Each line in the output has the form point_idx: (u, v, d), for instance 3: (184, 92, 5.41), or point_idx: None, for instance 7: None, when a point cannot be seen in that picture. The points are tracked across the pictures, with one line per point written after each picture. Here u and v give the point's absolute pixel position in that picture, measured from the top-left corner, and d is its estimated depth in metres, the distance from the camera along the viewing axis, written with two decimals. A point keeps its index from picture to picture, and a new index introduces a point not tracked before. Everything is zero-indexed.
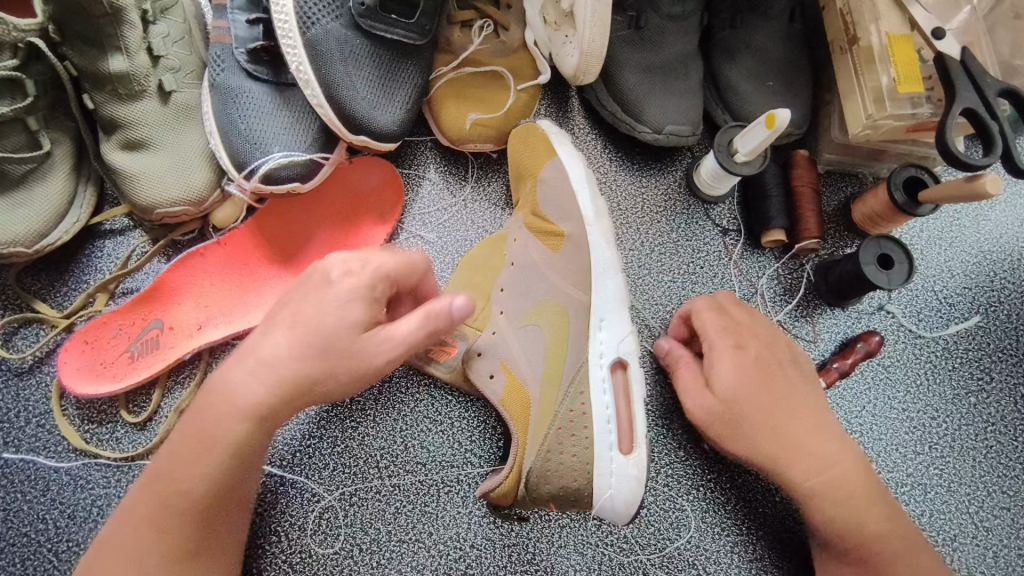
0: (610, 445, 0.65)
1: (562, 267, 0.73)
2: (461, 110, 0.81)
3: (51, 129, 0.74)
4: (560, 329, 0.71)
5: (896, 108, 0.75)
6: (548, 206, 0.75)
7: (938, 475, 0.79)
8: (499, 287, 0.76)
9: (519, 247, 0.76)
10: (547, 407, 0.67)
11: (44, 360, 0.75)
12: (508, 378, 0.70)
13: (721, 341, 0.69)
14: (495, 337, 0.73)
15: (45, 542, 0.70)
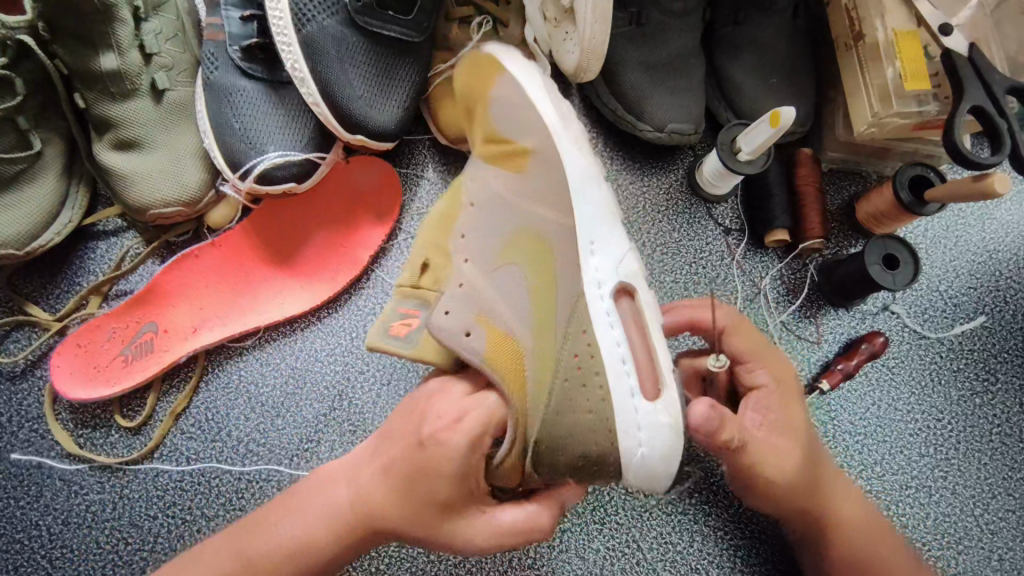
0: (630, 392, 0.55)
1: (529, 189, 0.64)
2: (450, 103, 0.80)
3: (42, 128, 0.73)
4: (540, 257, 0.62)
5: (902, 105, 0.74)
6: (506, 124, 0.68)
7: (943, 477, 0.78)
8: (460, 237, 0.67)
9: (479, 186, 0.68)
10: (544, 353, 0.58)
11: (37, 363, 0.74)
12: (487, 331, 0.59)
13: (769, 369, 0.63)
14: (462, 289, 0.62)
15: (39, 548, 0.69)
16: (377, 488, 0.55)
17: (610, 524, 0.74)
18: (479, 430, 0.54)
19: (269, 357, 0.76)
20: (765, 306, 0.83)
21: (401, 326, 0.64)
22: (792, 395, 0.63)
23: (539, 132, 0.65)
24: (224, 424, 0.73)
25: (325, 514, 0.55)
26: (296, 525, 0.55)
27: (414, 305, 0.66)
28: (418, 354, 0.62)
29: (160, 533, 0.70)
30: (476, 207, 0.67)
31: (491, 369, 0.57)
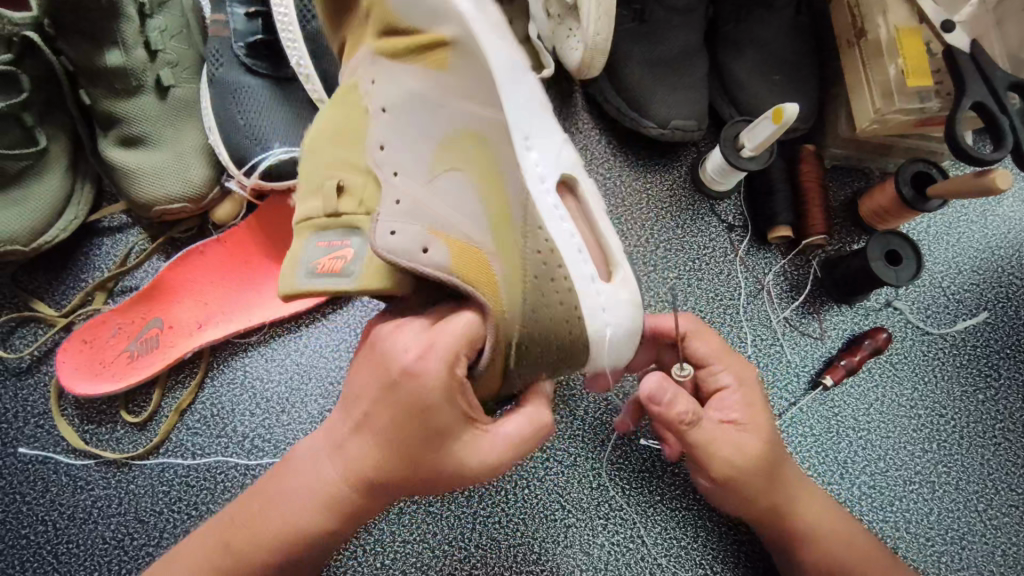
0: (591, 278, 0.57)
1: (454, 81, 0.57)
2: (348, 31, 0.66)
3: (47, 125, 0.73)
4: (479, 155, 0.57)
5: (904, 102, 0.74)
6: (408, 12, 0.58)
7: (946, 472, 0.78)
8: (376, 146, 0.57)
9: (385, 88, 0.60)
10: (506, 251, 0.54)
11: (43, 360, 0.74)
12: (444, 241, 0.53)
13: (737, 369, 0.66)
14: (403, 205, 0.54)
15: (45, 544, 0.69)
16: (355, 452, 0.52)
17: (614, 520, 0.74)
18: (458, 346, 0.50)
19: (275, 353, 0.76)
20: (768, 302, 0.83)
21: (332, 263, 0.54)
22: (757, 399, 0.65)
23: (451, 10, 0.56)
24: (230, 420, 0.73)
25: (308, 492, 0.53)
26: (280, 509, 0.53)
27: (343, 236, 0.55)
28: (369, 286, 0.51)
29: (166, 529, 0.70)
30: (389, 113, 0.59)
31: (465, 284, 0.52)
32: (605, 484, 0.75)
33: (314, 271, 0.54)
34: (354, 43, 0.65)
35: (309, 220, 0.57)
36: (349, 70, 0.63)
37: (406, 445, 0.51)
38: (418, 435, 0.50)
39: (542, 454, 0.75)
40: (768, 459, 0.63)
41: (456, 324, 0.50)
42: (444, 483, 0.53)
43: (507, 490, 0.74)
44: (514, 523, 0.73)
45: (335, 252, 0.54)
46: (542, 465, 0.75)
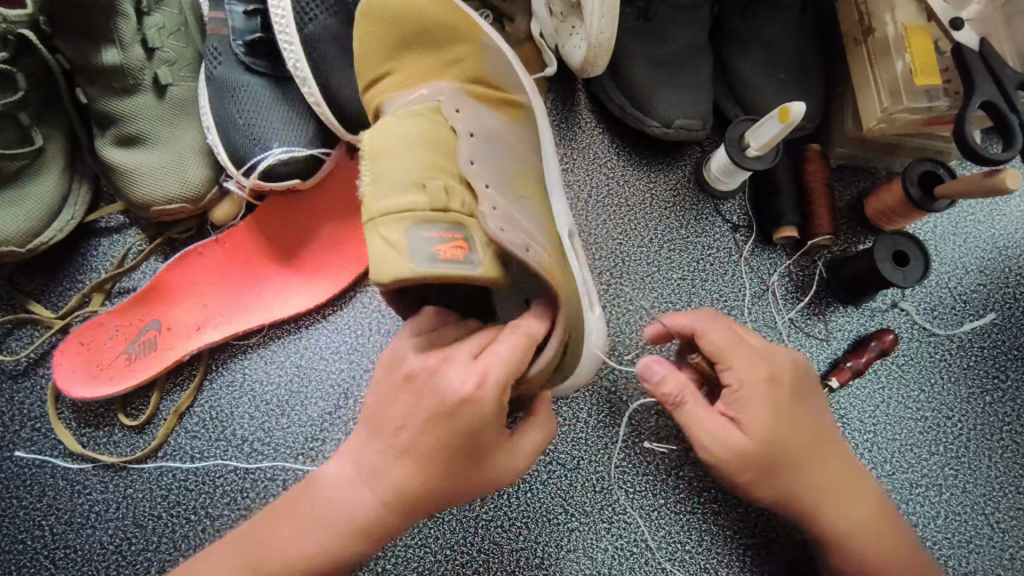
0: (591, 300, 0.66)
1: (519, 136, 0.68)
2: (397, 54, 0.66)
3: (43, 124, 0.72)
4: (539, 195, 0.66)
5: (911, 101, 0.73)
6: (496, 71, 0.68)
7: (953, 475, 0.77)
8: (467, 160, 0.60)
9: (469, 118, 0.64)
10: (563, 270, 0.61)
11: (39, 362, 0.73)
12: (539, 248, 0.58)
13: (755, 360, 0.60)
14: (499, 210, 0.58)
15: (42, 549, 0.68)
16: (393, 477, 0.53)
17: (618, 524, 0.73)
18: (509, 374, 0.51)
19: (274, 355, 0.75)
20: (773, 303, 0.82)
21: (450, 252, 0.52)
22: (776, 393, 0.59)
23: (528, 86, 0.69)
24: (228, 423, 0.73)
25: (346, 518, 0.54)
26: (315, 538, 0.54)
27: (449, 228, 0.54)
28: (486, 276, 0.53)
29: (164, 533, 0.69)
30: (478, 138, 0.63)
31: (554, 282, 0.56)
32: (609, 487, 0.74)
33: (435, 258, 0.51)
34: (412, 73, 0.66)
35: (408, 212, 0.53)
36: (422, 94, 0.64)
37: (446, 467, 0.53)
38: (459, 457, 0.53)
39: (546, 457, 0.74)
40: (766, 454, 0.59)
41: (505, 346, 0.52)
42: (478, 490, 0.56)
43: (510, 493, 0.73)
44: (517, 527, 0.73)
45: (451, 240, 0.53)
46: (545, 468, 0.74)
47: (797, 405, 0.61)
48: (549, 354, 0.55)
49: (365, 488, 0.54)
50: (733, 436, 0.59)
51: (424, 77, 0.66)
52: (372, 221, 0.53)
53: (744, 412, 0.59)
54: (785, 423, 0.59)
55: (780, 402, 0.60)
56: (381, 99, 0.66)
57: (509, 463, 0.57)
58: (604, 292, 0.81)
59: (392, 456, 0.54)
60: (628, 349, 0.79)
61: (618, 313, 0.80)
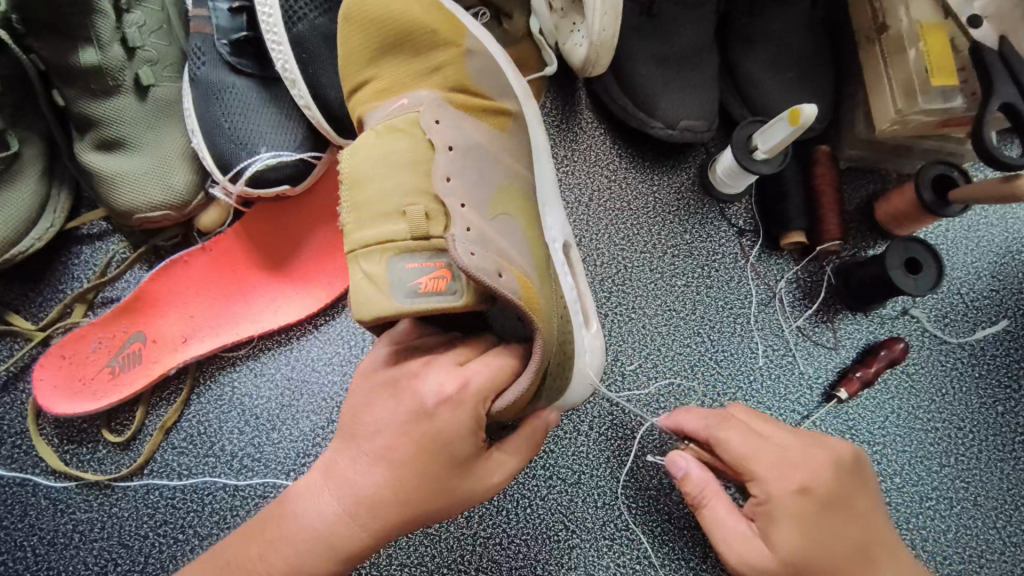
0: (581, 323, 0.62)
1: (509, 146, 0.63)
2: (375, 59, 0.63)
3: (19, 128, 0.69)
4: (525, 210, 0.62)
5: (927, 102, 0.70)
6: (482, 77, 0.63)
7: (965, 488, 0.75)
8: (443, 176, 0.57)
9: (450, 129, 0.59)
10: (548, 293, 0.57)
11: (19, 375, 0.71)
12: (516, 274, 0.54)
13: (783, 470, 0.56)
14: (472, 232, 0.54)
15: (24, 571, 0.66)
16: (366, 488, 0.50)
17: (620, 540, 0.71)
18: (489, 385, 0.51)
19: (264, 367, 0.72)
20: (780, 310, 0.79)
21: (434, 281, 0.51)
22: (809, 509, 0.55)
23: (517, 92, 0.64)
24: (217, 439, 0.70)
25: (316, 530, 0.50)
26: (283, 552, 0.50)
27: (431, 257, 0.53)
28: (467, 305, 0.52)
29: (151, 553, 0.67)
30: (456, 150, 0.58)
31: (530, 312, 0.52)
32: (612, 503, 0.72)
33: (416, 292, 0.51)
34: (390, 80, 0.63)
35: (386, 244, 0.53)
36: (399, 103, 0.61)
37: (422, 479, 0.50)
38: (445, 471, 0.51)
39: (545, 472, 0.72)
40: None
41: (480, 369, 0.51)
42: (454, 508, 0.54)
43: (509, 510, 0.71)
44: (516, 545, 0.70)
45: (436, 269, 0.52)
46: (545, 484, 0.72)
47: (841, 514, 0.56)
48: (520, 388, 0.51)
49: (335, 499, 0.51)
50: (757, 554, 0.56)
51: (405, 84, 0.63)
52: (353, 254, 0.53)
53: (770, 530, 0.55)
54: (826, 537, 0.54)
55: (815, 516, 0.55)
56: (361, 110, 0.64)
57: (488, 479, 0.54)
58: (605, 300, 0.78)
59: (368, 466, 0.51)
60: (630, 359, 0.76)
61: (620, 322, 0.78)
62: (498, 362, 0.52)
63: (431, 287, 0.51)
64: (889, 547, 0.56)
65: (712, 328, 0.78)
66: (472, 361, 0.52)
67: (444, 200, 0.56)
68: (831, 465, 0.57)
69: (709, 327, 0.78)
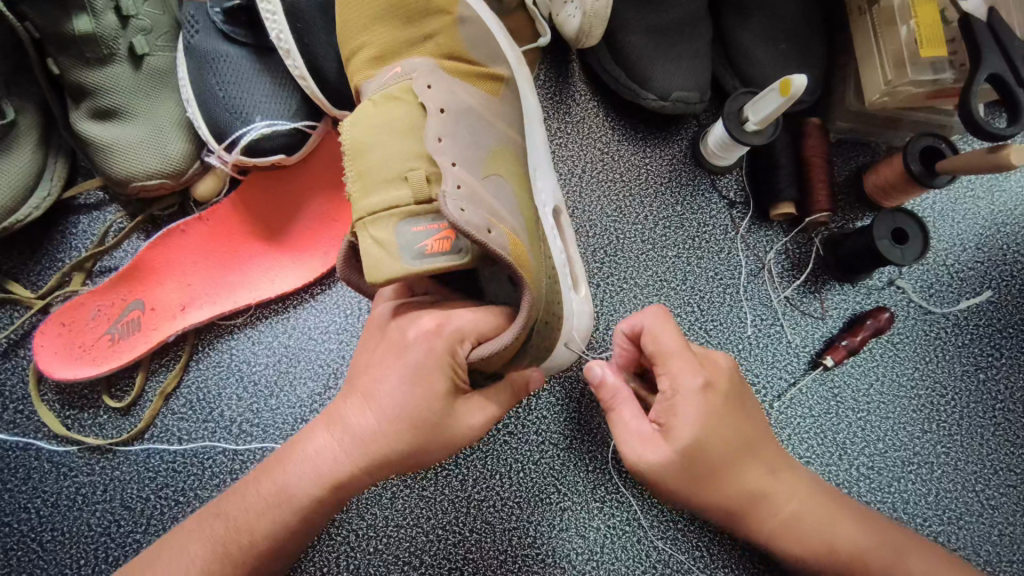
0: (569, 287, 0.64)
1: (501, 112, 0.64)
2: (371, 24, 0.63)
3: (15, 97, 0.69)
4: (517, 174, 0.63)
5: (917, 74, 0.71)
6: (473, 45, 0.64)
7: (945, 453, 0.77)
8: (434, 137, 0.57)
9: (443, 93, 0.60)
10: (535, 252, 0.58)
11: (20, 343, 0.72)
12: (505, 232, 0.55)
13: (693, 365, 0.56)
14: (463, 189, 0.55)
15: (29, 532, 0.67)
16: (358, 426, 0.52)
17: (611, 503, 0.73)
18: (467, 332, 0.52)
19: (262, 335, 0.74)
20: (769, 282, 0.81)
21: (439, 241, 0.53)
22: (715, 398, 0.56)
23: (510, 60, 0.65)
24: (216, 405, 0.71)
25: (311, 455, 0.52)
26: (274, 475, 0.52)
27: (434, 219, 0.54)
28: (465, 265, 0.53)
29: (153, 515, 0.69)
30: (449, 113, 0.59)
31: (516, 267, 0.52)
32: (602, 467, 0.74)
33: (423, 253, 0.52)
34: (383, 46, 0.63)
35: (391, 209, 0.53)
36: (394, 71, 0.61)
37: (414, 425, 0.51)
38: (438, 424, 0.52)
39: (538, 437, 0.74)
40: (695, 460, 0.55)
41: (464, 317, 0.53)
42: (442, 454, 0.54)
43: (502, 474, 0.73)
44: (509, 507, 0.72)
45: (441, 230, 0.53)
46: (537, 449, 0.74)
47: (733, 408, 0.57)
48: (506, 339, 0.51)
49: (330, 435, 0.52)
50: (656, 451, 0.55)
51: (401, 52, 0.63)
52: (361, 221, 0.54)
53: (674, 420, 0.55)
54: (721, 429, 0.55)
55: (720, 411, 0.56)
56: (358, 79, 0.64)
57: (478, 423, 0.55)
58: (597, 270, 0.79)
59: (362, 405, 0.52)
60: None
61: (612, 291, 0.79)
62: (484, 316, 0.54)
63: (436, 246, 0.52)
64: (767, 433, 0.60)
65: (702, 298, 0.80)
66: (458, 312, 0.54)
67: (436, 160, 0.56)
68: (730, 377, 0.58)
69: (699, 296, 0.80)
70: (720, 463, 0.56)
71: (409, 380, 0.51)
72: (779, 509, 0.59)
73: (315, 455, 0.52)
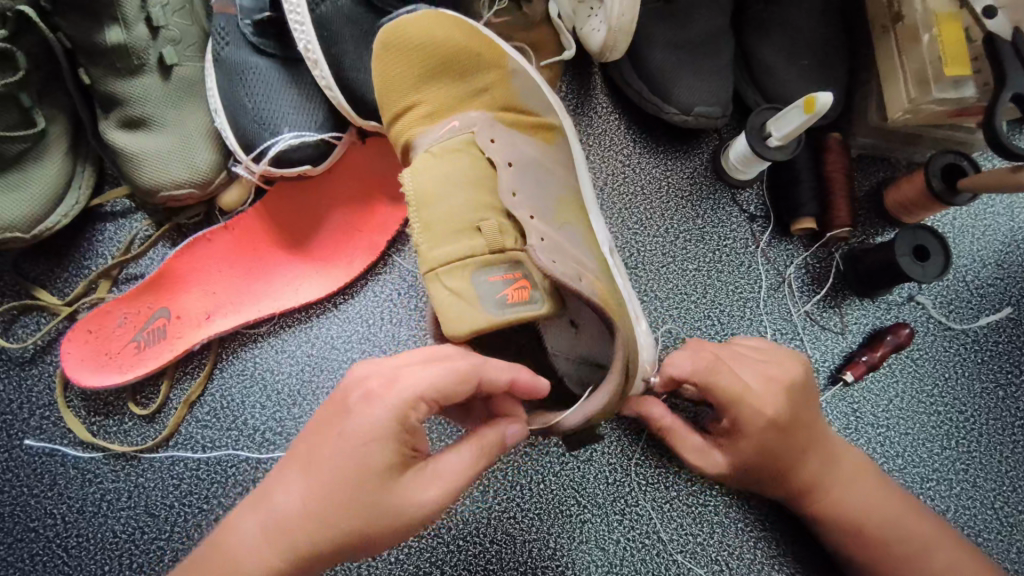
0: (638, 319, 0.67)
1: (561, 159, 0.68)
2: (422, 83, 0.65)
3: (46, 106, 0.70)
4: (583, 217, 0.67)
5: (940, 91, 0.71)
6: (526, 96, 0.67)
7: (964, 470, 0.77)
8: (508, 192, 0.61)
9: (506, 148, 0.64)
10: (613, 289, 0.62)
11: (46, 349, 0.72)
12: (592, 279, 0.58)
13: (755, 386, 0.60)
14: (546, 241, 0.60)
15: (54, 537, 0.68)
16: (285, 506, 0.49)
17: (631, 515, 0.73)
18: (422, 393, 0.49)
19: (285, 344, 0.74)
20: (789, 296, 0.81)
21: (515, 292, 0.55)
22: (777, 415, 0.60)
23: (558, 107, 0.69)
24: (240, 413, 0.72)
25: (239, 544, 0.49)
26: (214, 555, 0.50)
27: (508, 269, 0.57)
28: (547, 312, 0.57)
29: (177, 522, 0.69)
30: (516, 166, 0.63)
31: (608, 311, 0.56)
32: (622, 478, 0.74)
33: (504, 302, 0.55)
34: (438, 105, 0.66)
35: (466, 259, 0.56)
36: (452, 125, 0.65)
37: (341, 497, 0.49)
38: (368, 493, 0.49)
39: (559, 449, 0.74)
40: (746, 466, 0.62)
41: (416, 376, 0.50)
42: (384, 532, 0.49)
43: (523, 485, 0.73)
44: (530, 519, 0.73)
45: (514, 280, 0.57)
46: (558, 460, 0.74)
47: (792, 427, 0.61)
48: (608, 390, 0.53)
49: (254, 514, 0.50)
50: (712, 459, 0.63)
51: (452, 106, 0.66)
52: (433, 272, 0.56)
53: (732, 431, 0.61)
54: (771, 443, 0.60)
55: (776, 425, 0.60)
56: (409, 133, 0.66)
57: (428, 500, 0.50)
58: None
59: (292, 476, 0.50)
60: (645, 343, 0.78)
61: None
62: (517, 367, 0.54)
63: (513, 294, 0.55)
64: (825, 442, 0.64)
65: (722, 312, 0.80)
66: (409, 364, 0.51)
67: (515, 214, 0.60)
68: (790, 389, 0.61)
69: (720, 310, 0.80)
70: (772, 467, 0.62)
71: (341, 449, 0.49)
72: (834, 505, 0.63)
73: (243, 536, 0.50)
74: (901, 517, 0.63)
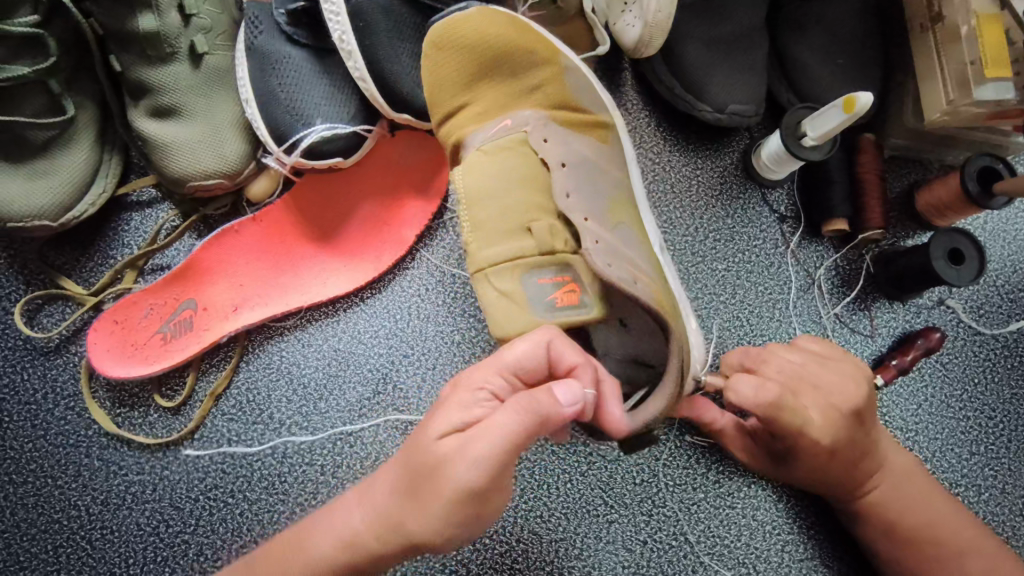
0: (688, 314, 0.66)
1: (614, 159, 0.67)
2: (472, 85, 0.65)
3: (74, 93, 0.69)
4: (636, 219, 0.66)
5: (980, 93, 0.71)
6: (581, 93, 0.66)
7: (994, 476, 0.77)
8: (562, 194, 0.62)
9: (559, 147, 0.64)
10: (666, 291, 0.62)
11: (72, 339, 0.71)
12: (648, 283, 0.59)
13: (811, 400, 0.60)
14: (601, 244, 0.60)
15: (79, 529, 0.67)
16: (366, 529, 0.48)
17: (658, 517, 0.72)
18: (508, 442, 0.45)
19: (311, 338, 0.73)
20: (819, 298, 0.80)
21: (564, 296, 0.58)
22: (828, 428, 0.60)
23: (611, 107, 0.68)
24: (266, 407, 0.71)
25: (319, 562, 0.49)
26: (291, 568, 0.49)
27: (559, 271, 0.59)
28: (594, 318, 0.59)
29: (202, 516, 0.68)
30: (569, 166, 0.63)
31: (664, 314, 0.56)
32: (649, 479, 0.73)
33: (553, 305, 0.58)
34: (489, 104, 0.65)
35: (517, 259, 0.59)
36: (504, 124, 0.64)
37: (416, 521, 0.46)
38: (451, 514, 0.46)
39: (586, 448, 0.73)
40: (788, 465, 0.65)
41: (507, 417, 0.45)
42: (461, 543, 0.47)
43: (550, 485, 0.73)
44: (557, 518, 0.72)
45: (564, 284, 0.59)
46: (585, 460, 0.73)
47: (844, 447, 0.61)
48: (661, 401, 0.52)
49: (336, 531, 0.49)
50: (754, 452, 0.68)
51: (506, 105, 0.66)
52: (482, 271, 0.59)
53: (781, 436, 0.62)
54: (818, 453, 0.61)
55: (829, 442, 0.60)
56: (459, 133, 0.66)
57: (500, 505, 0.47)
58: None
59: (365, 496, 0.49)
60: None
61: None
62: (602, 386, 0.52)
63: (562, 297, 0.58)
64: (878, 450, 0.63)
65: (752, 313, 0.79)
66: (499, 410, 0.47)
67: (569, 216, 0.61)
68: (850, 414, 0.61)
69: (748, 310, 0.79)
70: (816, 470, 0.63)
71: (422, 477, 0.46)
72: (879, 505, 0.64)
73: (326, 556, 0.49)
74: (944, 521, 0.62)
